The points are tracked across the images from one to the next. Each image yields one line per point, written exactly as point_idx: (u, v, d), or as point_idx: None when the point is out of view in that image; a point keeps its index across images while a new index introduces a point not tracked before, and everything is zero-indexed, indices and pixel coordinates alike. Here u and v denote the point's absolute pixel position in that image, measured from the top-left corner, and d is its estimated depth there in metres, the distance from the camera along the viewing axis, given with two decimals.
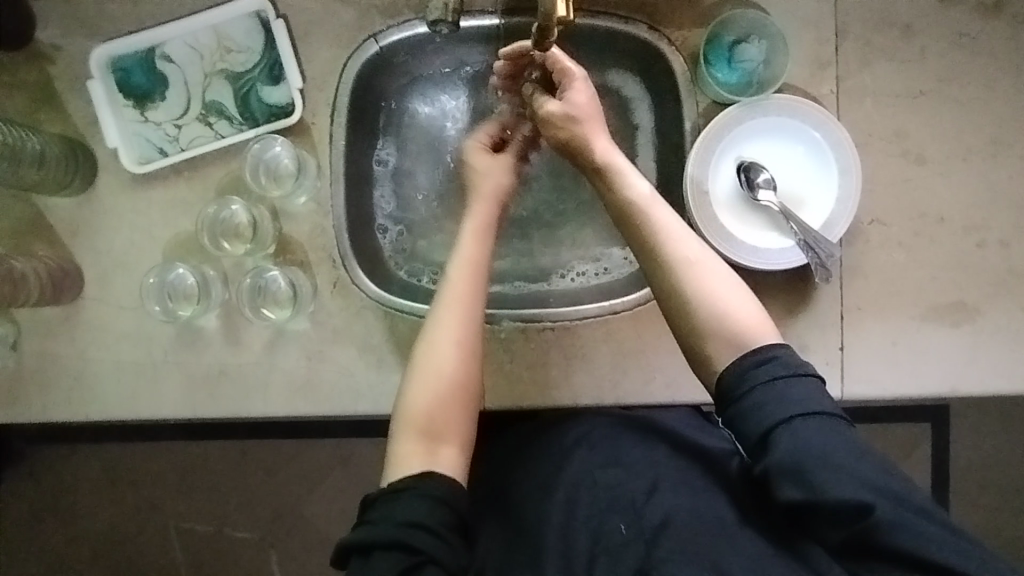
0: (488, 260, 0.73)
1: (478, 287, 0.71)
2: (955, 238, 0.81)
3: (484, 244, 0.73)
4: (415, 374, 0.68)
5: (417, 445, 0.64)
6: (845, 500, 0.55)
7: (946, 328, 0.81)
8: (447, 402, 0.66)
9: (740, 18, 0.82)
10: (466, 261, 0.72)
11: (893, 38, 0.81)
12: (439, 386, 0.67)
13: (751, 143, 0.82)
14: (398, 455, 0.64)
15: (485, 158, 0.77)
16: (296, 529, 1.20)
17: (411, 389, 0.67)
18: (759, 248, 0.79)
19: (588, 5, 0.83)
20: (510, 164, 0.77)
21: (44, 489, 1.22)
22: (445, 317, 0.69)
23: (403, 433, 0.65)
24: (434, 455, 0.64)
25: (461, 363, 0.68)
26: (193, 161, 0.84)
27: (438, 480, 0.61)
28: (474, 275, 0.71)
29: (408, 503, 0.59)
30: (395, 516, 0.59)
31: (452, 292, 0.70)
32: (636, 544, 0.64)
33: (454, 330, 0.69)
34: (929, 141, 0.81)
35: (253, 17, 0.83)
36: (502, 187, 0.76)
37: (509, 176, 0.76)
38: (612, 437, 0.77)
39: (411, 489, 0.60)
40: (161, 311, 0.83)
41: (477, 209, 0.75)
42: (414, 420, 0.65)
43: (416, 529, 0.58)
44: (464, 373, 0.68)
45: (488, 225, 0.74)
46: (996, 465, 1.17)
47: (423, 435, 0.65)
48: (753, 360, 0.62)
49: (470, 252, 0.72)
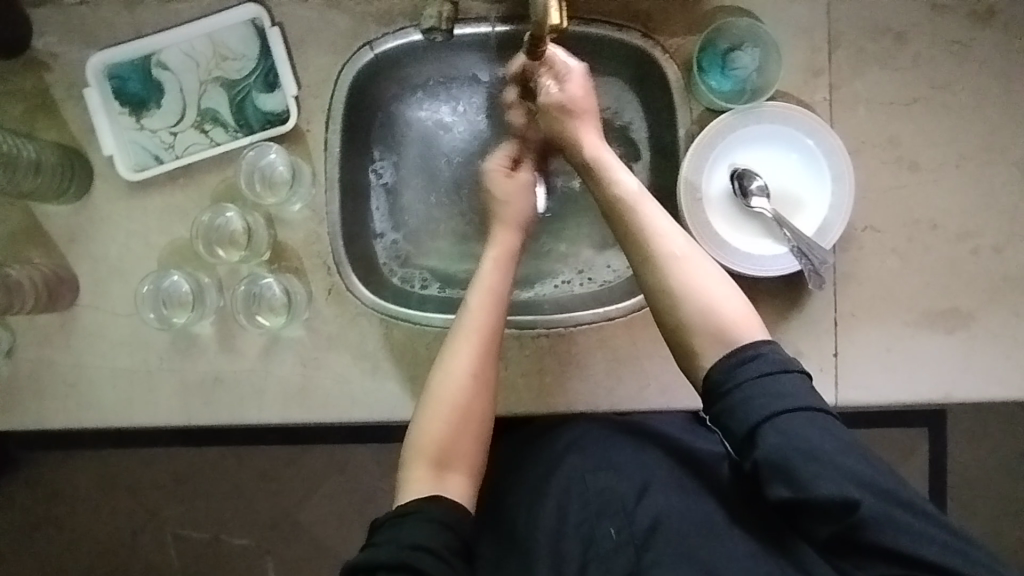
0: (509, 291, 0.73)
1: (496, 317, 0.71)
2: (949, 244, 0.81)
3: (506, 274, 0.74)
4: (426, 400, 0.68)
5: (425, 472, 0.64)
6: (833, 496, 0.55)
7: (940, 334, 0.81)
8: (458, 429, 0.66)
9: (734, 25, 0.82)
10: (487, 290, 0.72)
11: (886, 45, 0.82)
12: (450, 414, 0.67)
13: (744, 151, 0.82)
14: (406, 481, 0.65)
15: (505, 182, 0.78)
16: (293, 535, 1.20)
17: (423, 416, 0.67)
18: (752, 255, 0.80)
19: (582, 13, 0.83)
20: (528, 185, 0.79)
21: (39, 496, 1.22)
22: (460, 344, 0.69)
23: (413, 460, 0.65)
24: (441, 482, 0.64)
25: (473, 392, 0.68)
26: (188, 168, 0.84)
27: (445, 505, 0.61)
28: (493, 306, 0.71)
29: (412, 526, 0.59)
30: (400, 539, 0.58)
31: (470, 319, 0.70)
32: (625, 549, 0.66)
33: (469, 359, 0.68)
34: (922, 148, 0.82)
35: (248, 24, 0.84)
36: (524, 213, 0.78)
37: (528, 199, 0.78)
38: (605, 442, 0.76)
39: (416, 512, 0.60)
40: (156, 318, 0.82)
41: (500, 235, 0.76)
42: (425, 447, 0.65)
43: (420, 552, 0.57)
44: (476, 402, 0.68)
45: (508, 251, 0.75)
46: (993, 470, 1.17)
47: (432, 462, 0.65)
48: (739, 358, 0.62)
49: (491, 280, 0.73)
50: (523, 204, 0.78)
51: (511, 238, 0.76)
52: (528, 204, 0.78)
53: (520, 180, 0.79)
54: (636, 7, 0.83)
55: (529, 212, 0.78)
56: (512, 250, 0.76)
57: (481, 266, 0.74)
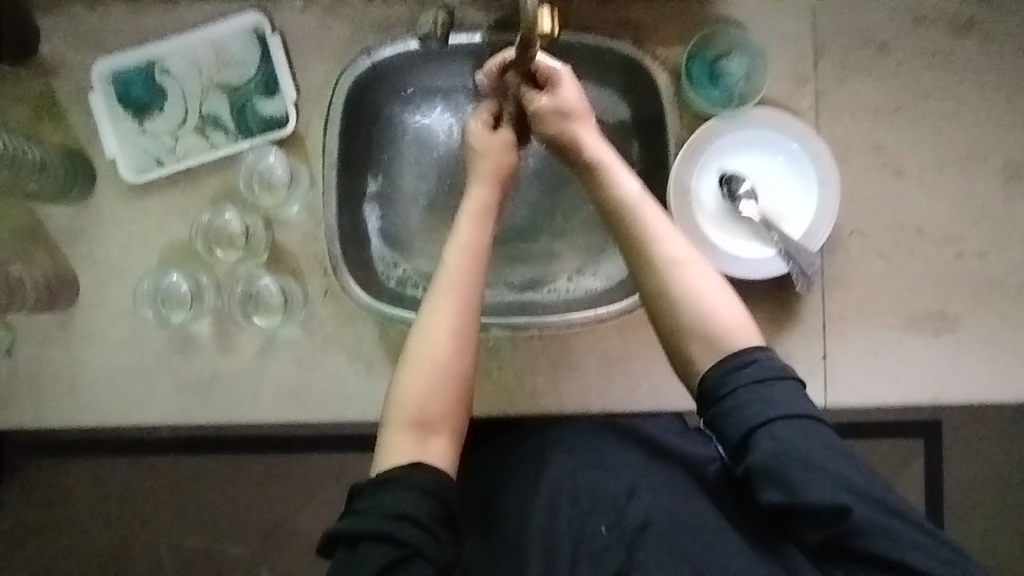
0: (487, 249, 0.73)
1: (476, 274, 0.70)
2: (934, 247, 0.83)
3: (482, 231, 0.73)
4: (406, 360, 0.67)
5: (407, 436, 0.64)
6: (827, 503, 0.56)
7: (927, 336, 0.82)
8: (438, 390, 0.66)
9: (721, 34, 0.84)
10: (464, 248, 0.71)
11: (869, 55, 0.84)
12: (432, 374, 0.66)
13: (733, 156, 0.84)
14: (387, 446, 0.64)
15: (486, 140, 0.78)
16: (288, 544, 1.21)
17: (404, 378, 0.66)
18: (741, 256, 0.81)
19: (574, 23, 0.86)
20: (508, 143, 0.78)
21: (35, 503, 1.23)
22: (441, 303, 0.69)
23: (393, 424, 0.64)
24: (424, 446, 0.63)
25: (455, 350, 0.67)
26: (189, 171, 0.86)
27: (426, 471, 0.61)
28: (471, 262, 0.71)
29: (395, 494, 0.59)
30: (382, 507, 0.58)
31: (449, 277, 0.70)
32: (616, 547, 0.65)
33: (448, 317, 0.68)
34: (906, 154, 0.84)
35: (250, 32, 0.86)
36: (506, 168, 0.77)
37: (510, 156, 0.77)
38: (592, 443, 0.77)
39: (398, 480, 0.60)
40: (154, 316, 0.84)
41: (477, 191, 0.75)
42: (407, 411, 0.65)
43: (405, 522, 0.57)
44: (457, 360, 0.67)
45: (489, 207, 0.75)
46: (987, 483, 1.17)
47: (414, 426, 0.64)
48: (734, 363, 0.63)
49: (467, 238, 0.72)
50: (503, 161, 0.77)
51: (490, 194, 0.75)
52: (512, 158, 0.77)
53: (503, 138, 0.78)
54: (628, 17, 0.85)
55: (512, 166, 0.78)
56: (489, 208, 0.75)
57: (456, 225, 0.74)
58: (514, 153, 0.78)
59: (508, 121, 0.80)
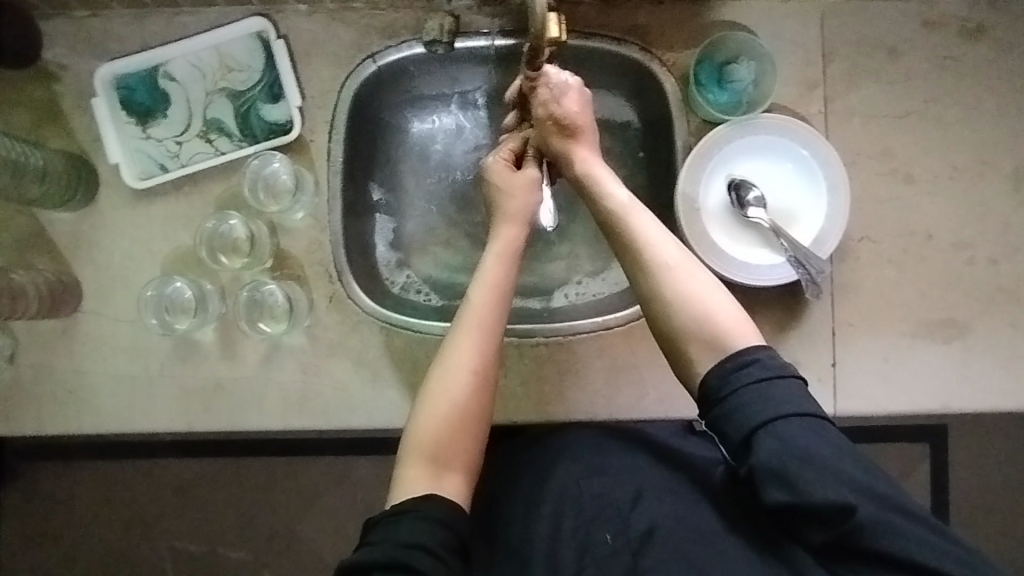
0: (513, 286, 0.72)
1: (499, 314, 0.70)
2: (944, 254, 0.82)
3: (509, 270, 0.73)
4: (424, 396, 0.67)
5: (422, 469, 0.63)
6: (833, 502, 0.56)
7: (936, 343, 0.81)
8: (454, 426, 0.65)
9: (729, 39, 0.83)
10: (489, 286, 0.71)
11: (879, 60, 0.83)
12: (450, 413, 0.65)
13: (741, 163, 0.83)
14: (401, 480, 0.63)
15: (508, 177, 0.78)
16: (291, 549, 1.20)
17: (420, 413, 0.66)
18: (749, 264, 0.81)
19: (581, 27, 0.85)
20: (534, 181, 0.77)
21: (38, 508, 1.22)
22: (461, 340, 0.68)
23: (408, 458, 0.64)
24: (437, 480, 0.63)
25: (473, 389, 0.66)
26: (193, 177, 0.85)
27: (440, 502, 0.60)
28: (496, 303, 0.70)
29: (408, 525, 0.58)
30: (396, 539, 0.58)
31: (472, 315, 0.69)
32: (621, 555, 0.65)
33: (470, 356, 0.67)
34: (916, 160, 0.83)
35: (255, 37, 0.85)
36: (527, 209, 0.76)
37: (534, 194, 0.77)
38: (598, 449, 0.76)
39: (411, 512, 0.59)
40: (158, 324, 0.83)
41: (504, 231, 0.75)
42: (423, 445, 0.64)
43: (417, 551, 0.57)
44: (475, 400, 0.66)
45: (516, 248, 0.74)
46: (994, 488, 1.17)
47: (430, 459, 0.64)
48: (734, 363, 0.62)
49: (494, 275, 0.71)
50: (529, 200, 0.76)
51: (518, 234, 0.75)
52: (535, 199, 0.77)
53: (528, 176, 0.77)
54: (634, 22, 0.85)
55: (534, 209, 0.77)
56: (518, 248, 0.74)
57: (484, 262, 0.73)
58: (538, 192, 0.78)
59: (530, 160, 0.80)
